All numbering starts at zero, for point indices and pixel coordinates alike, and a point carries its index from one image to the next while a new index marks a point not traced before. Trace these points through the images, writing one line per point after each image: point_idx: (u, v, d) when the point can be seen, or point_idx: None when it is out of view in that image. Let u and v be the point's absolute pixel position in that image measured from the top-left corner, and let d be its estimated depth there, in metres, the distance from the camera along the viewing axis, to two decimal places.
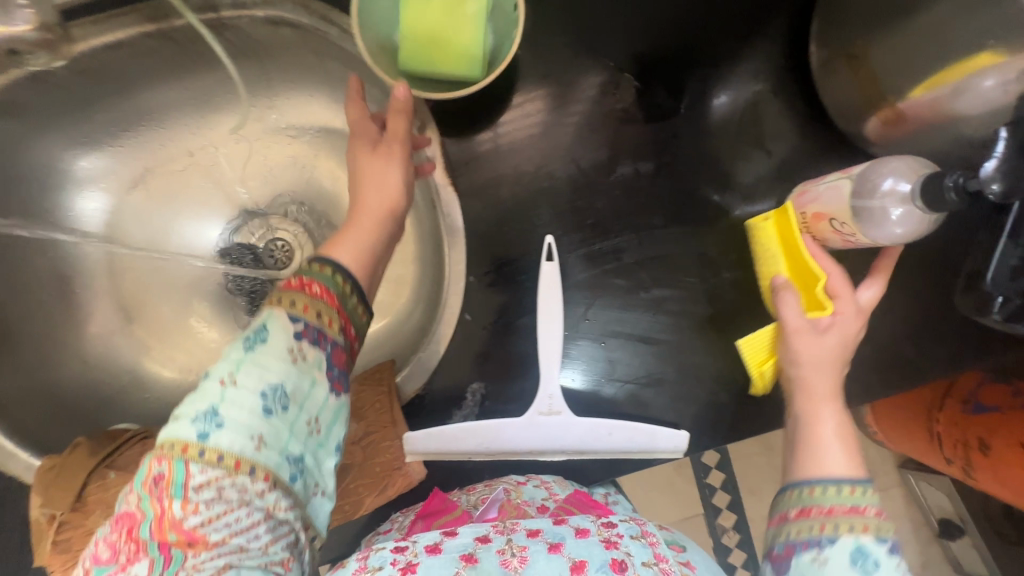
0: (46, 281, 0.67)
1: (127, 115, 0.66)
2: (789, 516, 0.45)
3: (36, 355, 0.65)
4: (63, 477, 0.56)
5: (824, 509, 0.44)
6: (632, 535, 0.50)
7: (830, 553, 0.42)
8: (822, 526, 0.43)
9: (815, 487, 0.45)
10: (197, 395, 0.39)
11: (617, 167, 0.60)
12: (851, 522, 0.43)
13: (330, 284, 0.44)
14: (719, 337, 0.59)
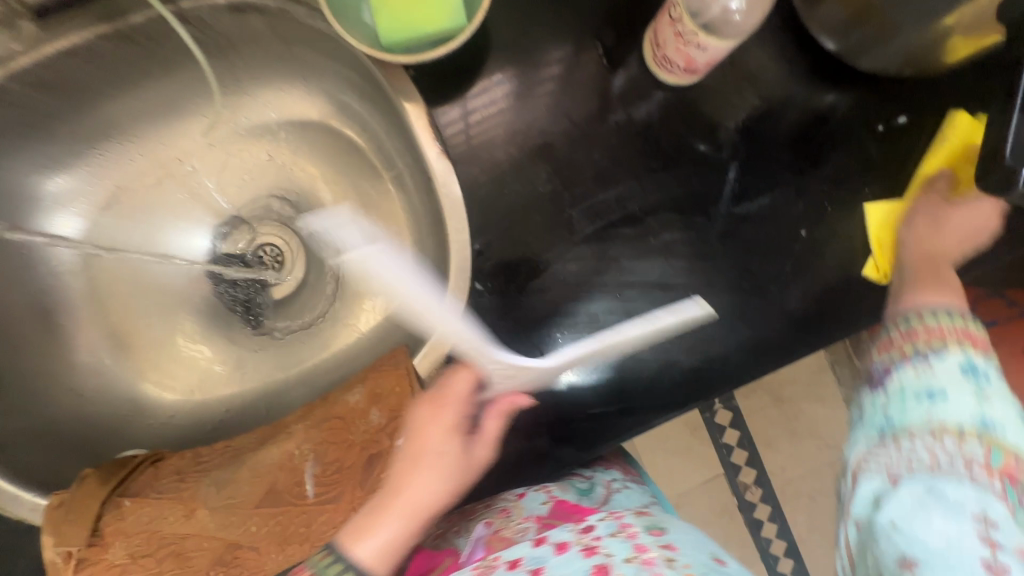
0: (24, 315, 0.63)
1: (91, 131, 0.62)
2: (891, 344, 0.50)
3: (25, 393, 0.61)
4: (76, 511, 0.52)
5: (922, 331, 0.49)
6: (610, 532, 0.50)
7: (935, 365, 0.47)
8: (911, 351, 0.49)
9: (913, 314, 0.51)
10: None
11: (609, 116, 0.59)
12: (957, 341, 0.48)
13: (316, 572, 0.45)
14: (731, 275, 0.59)
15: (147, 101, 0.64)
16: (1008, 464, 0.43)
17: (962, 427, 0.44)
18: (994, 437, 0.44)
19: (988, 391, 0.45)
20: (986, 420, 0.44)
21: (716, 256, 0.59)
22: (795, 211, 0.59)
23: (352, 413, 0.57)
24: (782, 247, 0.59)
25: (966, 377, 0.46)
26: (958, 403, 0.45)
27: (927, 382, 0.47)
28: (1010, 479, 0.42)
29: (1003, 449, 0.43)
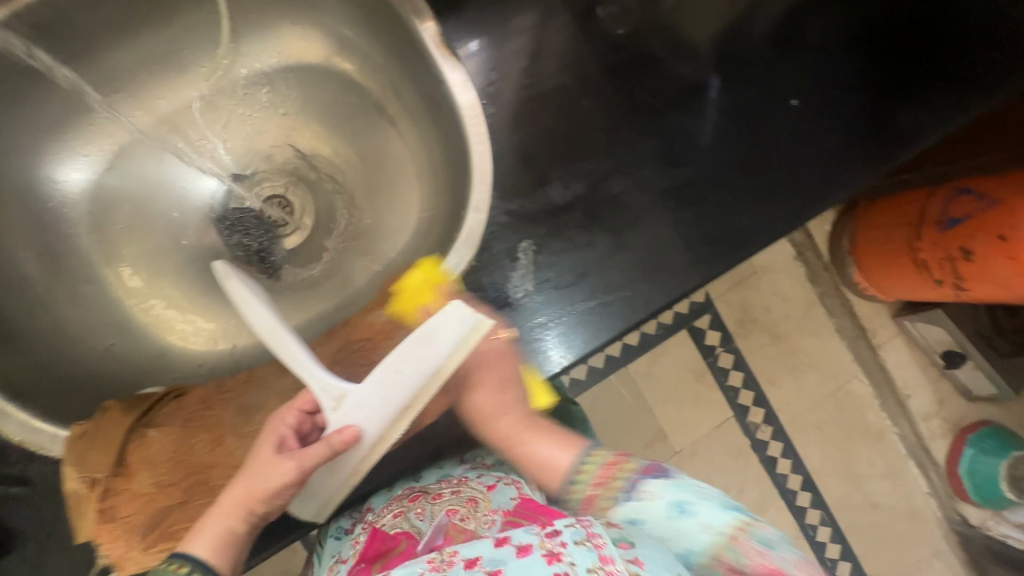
0: (33, 270, 0.61)
1: (93, 81, 0.63)
2: (593, 495, 0.50)
3: (46, 346, 0.59)
4: (100, 438, 0.50)
5: (599, 486, 0.50)
6: (576, 539, 0.44)
7: (626, 532, 0.47)
8: (616, 513, 0.48)
9: (575, 477, 0.51)
10: None
11: (596, 14, 0.64)
12: (608, 488, 0.49)
13: None
14: (738, 148, 0.62)
15: (149, 48, 0.65)
16: (745, 554, 0.45)
17: (706, 558, 0.46)
18: (698, 558, 0.47)
19: (657, 529, 0.47)
20: (686, 548, 0.47)
21: (721, 131, 0.62)
22: (784, 86, 0.64)
23: (378, 332, 0.57)
24: (778, 120, 0.63)
25: (648, 507, 0.47)
26: (677, 526, 0.47)
27: (636, 542, 0.48)
28: (737, 567, 0.45)
29: (720, 540, 0.46)
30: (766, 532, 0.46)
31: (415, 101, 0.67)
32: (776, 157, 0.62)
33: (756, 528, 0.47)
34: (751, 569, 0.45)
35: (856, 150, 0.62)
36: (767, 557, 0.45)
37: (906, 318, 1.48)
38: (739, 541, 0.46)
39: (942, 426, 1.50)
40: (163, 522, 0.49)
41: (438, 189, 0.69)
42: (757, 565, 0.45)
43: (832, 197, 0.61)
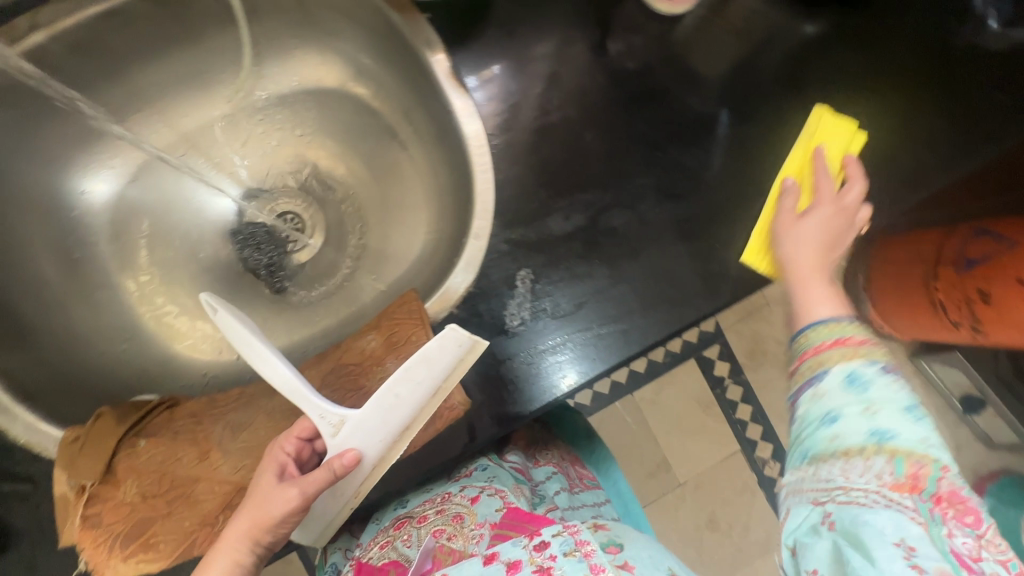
0: (53, 275, 0.64)
1: (123, 99, 0.66)
2: (804, 357, 0.52)
3: (58, 350, 0.61)
4: (91, 446, 0.51)
5: (825, 346, 0.51)
6: (565, 551, 0.50)
7: (825, 387, 0.49)
8: (820, 365, 0.50)
9: (806, 332, 0.53)
10: None
11: (607, 50, 0.65)
12: (836, 353, 0.50)
13: None
14: (742, 185, 0.62)
15: (178, 70, 0.67)
16: (912, 461, 0.45)
17: (899, 446, 0.46)
18: (894, 443, 0.46)
19: (874, 398, 0.48)
20: (836, 416, 0.48)
21: (727, 168, 0.62)
22: (792, 125, 0.64)
23: (367, 359, 0.56)
24: (784, 159, 0.63)
25: (852, 399, 0.48)
26: (898, 416, 0.47)
27: (847, 393, 0.48)
28: (923, 476, 0.45)
29: (924, 451, 0.46)
30: (963, 474, 0.46)
31: (427, 127, 0.69)
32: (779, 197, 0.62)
33: (959, 473, 0.46)
34: (940, 493, 0.44)
35: (864, 192, 0.62)
36: (961, 495, 0.44)
37: (922, 359, 1.45)
38: (924, 477, 0.45)
39: (959, 474, 1.45)
40: (143, 533, 0.50)
41: (443, 214, 0.70)
42: (948, 489, 0.44)
43: (838, 237, 0.62)
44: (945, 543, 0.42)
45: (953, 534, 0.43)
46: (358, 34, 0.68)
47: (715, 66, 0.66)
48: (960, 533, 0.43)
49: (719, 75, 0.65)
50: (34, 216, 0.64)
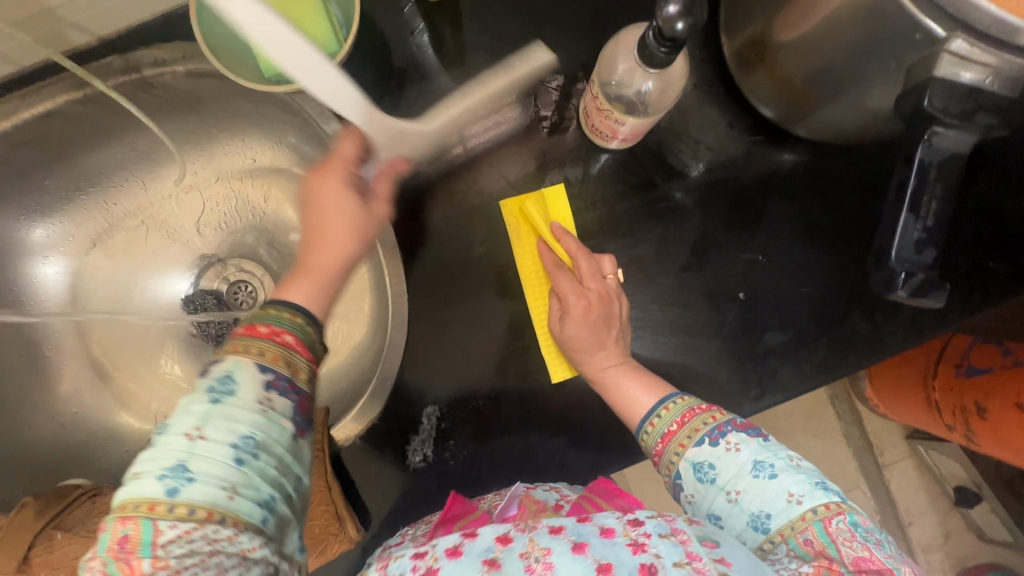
0: (10, 348, 0.68)
1: (74, 182, 0.68)
2: (662, 449, 0.51)
3: (6, 422, 0.66)
4: (9, 540, 0.55)
5: (676, 431, 0.51)
6: (660, 532, 0.42)
7: (692, 491, 0.49)
8: (684, 452, 0.50)
9: (645, 431, 0.53)
10: (157, 451, 0.38)
11: (548, 173, 0.60)
12: (676, 442, 0.50)
13: (297, 331, 0.44)
14: (670, 334, 0.59)
15: (124, 151, 0.68)
16: (803, 542, 0.42)
17: (782, 526, 0.43)
18: (777, 526, 0.44)
19: (725, 481, 0.47)
20: (766, 512, 0.45)
21: (654, 310, 0.59)
22: (738, 272, 0.59)
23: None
24: (720, 313, 0.59)
25: (727, 460, 0.48)
26: (757, 485, 0.46)
27: (704, 485, 0.48)
28: (827, 553, 0.41)
29: (802, 515, 0.43)
30: (855, 518, 0.43)
31: None
32: (708, 351, 0.59)
33: (849, 514, 0.43)
34: (847, 565, 0.40)
35: (807, 350, 0.58)
36: (872, 555, 0.40)
37: (921, 443, 1.37)
38: (830, 530, 0.42)
39: (944, 563, 1.39)
40: None
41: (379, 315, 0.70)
42: (852, 560, 0.40)
43: (770, 394, 0.58)
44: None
45: None
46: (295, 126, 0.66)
47: (671, 197, 0.60)
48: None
49: (672, 208, 0.60)
50: None
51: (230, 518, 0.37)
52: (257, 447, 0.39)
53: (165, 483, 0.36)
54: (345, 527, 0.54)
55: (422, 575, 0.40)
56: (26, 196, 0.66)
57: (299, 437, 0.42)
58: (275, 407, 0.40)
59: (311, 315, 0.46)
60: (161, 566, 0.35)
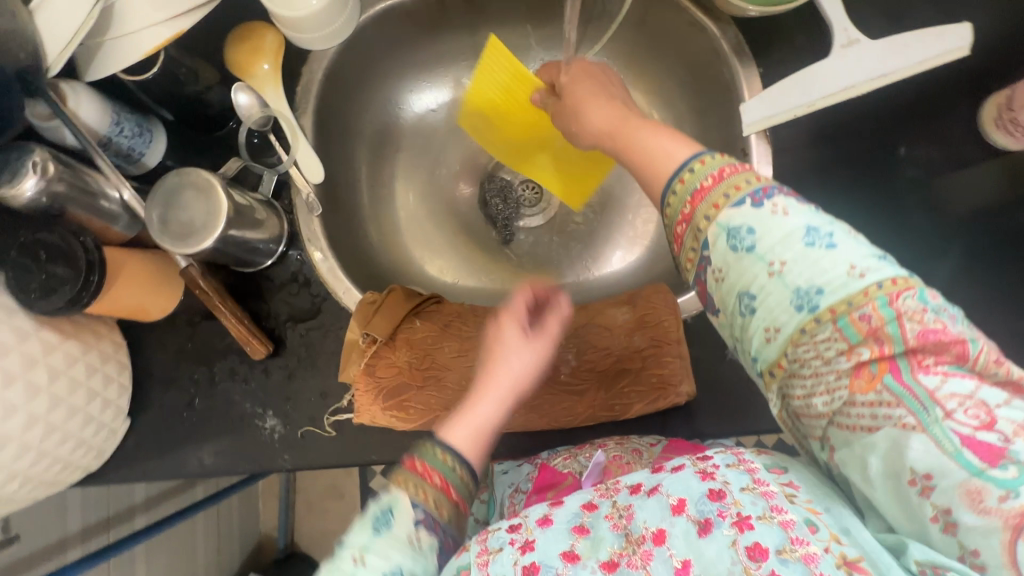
0: (365, 163, 0.77)
1: (463, 46, 0.79)
2: (682, 233, 0.43)
3: (352, 221, 0.74)
4: (386, 312, 0.63)
5: (710, 188, 0.42)
6: (729, 464, 0.43)
7: (721, 265, 0.41)
8: (717, 216, 0.41)
9: (672, 192, 0.44)
10: (332, 563, 0.42)
11: (901, 148, 0.68)
12: (730, 184, 0.41)
13: (449, 474, 0.46)
14: (988, 319, 0.65)
15: (512, 34, 0.78)
16: (858, 319, 0.36)
17: (835, 303, 0.37)
18: (831, 303, 0.37)
19: (766, 249, 0.39)
20: (816, 288, 0.38)
21: (948, 283, 0.66)
22: None
23: (617, 327, 0.64)
24: None
25: (773, 226, 0.39)
26: (807, 256, 0.38)
27: (739, 255, 0.40)
28: (883, 333, 0.36)
29: (863, 292, 0.37)
30: (925, 293, 0.36)
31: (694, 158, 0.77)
32: (1020, 343, 0.64)
33: (918, 288, 0.36)
34: (907, 345, 0.35)
35: None
36: (943, 330, 0.35)
37: None
38: (896, 305, 0.36)
39: None
40: (401, 395, 0.61)
41: None
42: (917, 335, 0.35)
43: None
44: (952, 437, 0.34)
45: (955, 413, 0.34)
46: (671, 49, 0.74)
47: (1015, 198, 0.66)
48: (950, 381, 0.35)
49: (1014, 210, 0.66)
50: (366, 109, 0.76)
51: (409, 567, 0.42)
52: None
53: None
54: (681, 386, 0.61)
55: (516, 548, 0.41)
56: (427, 44, 0.77)
57: (444, 551, 0.45)
58: (424, 541, 0.44)
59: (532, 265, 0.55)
60: None
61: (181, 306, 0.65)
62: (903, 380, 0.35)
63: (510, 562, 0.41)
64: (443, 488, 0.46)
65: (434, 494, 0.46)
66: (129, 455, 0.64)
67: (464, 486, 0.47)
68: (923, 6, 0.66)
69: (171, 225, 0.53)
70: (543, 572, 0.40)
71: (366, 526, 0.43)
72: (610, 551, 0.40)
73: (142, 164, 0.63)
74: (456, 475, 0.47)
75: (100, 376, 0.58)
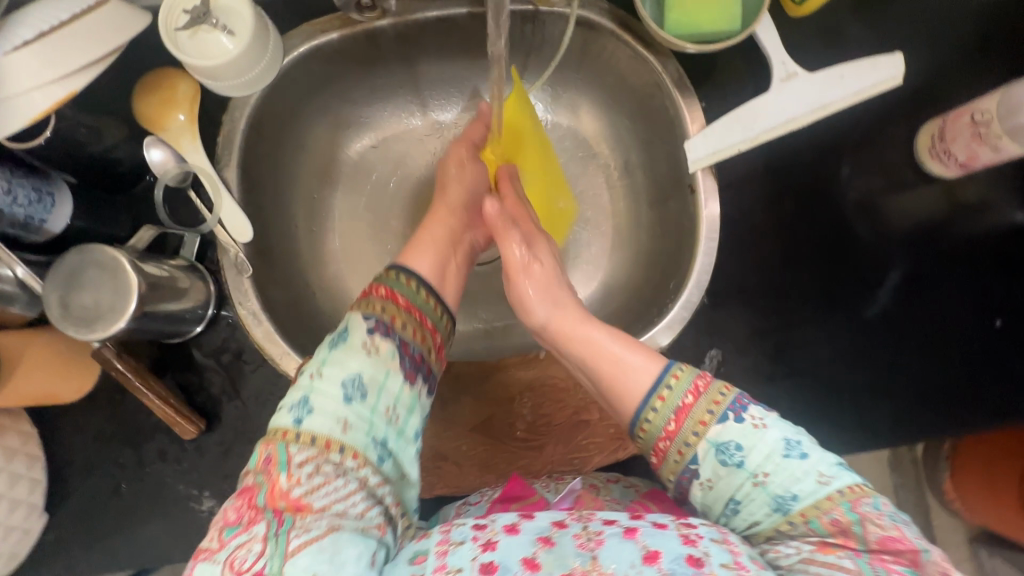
0: (300, 211, 0.73)
1: (399, 82, 0.74)
2: (663, 448, 0.45)
3: (289, 276, 0.69)
4: None
5: (691, 404, 0.44)
6: (714, 537, 0.40)
7: (711, 475, 0.43)
8: (706, 432, 0.43)
9: (652, 410, 0.45)
10: (292, 390, 0.44)
11: (845, 180, 0.68)
12: (696, 419, 0.44)
13: (402, 288, 0.51)
14: (928, 345, 0.67)
15: (450, 69, 0.74)
16: (828, 522, 0.40)
17: (805, 508, 0.41)
18: (801, 507, 0.41)
19: (754, 464, 0.42)
20: (791, 493, 0.41)
21: (890, 309, 0.68)
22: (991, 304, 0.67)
23: (573, 376, 0.63)
24: (972, 339, 0.67)
25: (754, 438, 0.43)
26: (785, 465, 0.42)
27: (726, 468, 0.43)
28: (848, 529, 0.39)
29: (828, 496, 0.40)
30: (880, 502, 0.40)
31: (642, 191, 0.76)
32: (959, 368, 0.66)
33: (874, 496, 0.40)
34: (868, 545, 0.38)
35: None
36: (900, 536, 0.38)
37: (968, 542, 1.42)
38: (858, 511, 0.39)
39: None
40: None
41: (633, 269, 0.76)
42: (877, 538, 0.38)
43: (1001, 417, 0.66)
44: None
45: None
46: (615, 82, 0.73)
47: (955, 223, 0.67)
48: None
49: (955, 235, 0.67)
50: (297, 153, 0.72)
51: (348, 449, 0.42)
52: (365, 386, 0.44)
53: (292, 413, 0.42)
54: (637, 435, 0.61)
55: (477, 545, 0.39)
56: (360, 84, 0.72)
57: (408, 380, 0.47)
58: (382, 350, 0.46)
59: (420, 280, 0.53)
60: (295, 481, 0.40)
61: (98, 384, 0.60)
62: (861, 564, 0.37)
63: (468, 558, 0.39)
64: (412, 309, 0.50)
65: (406, 314, 0.49)
66: (48, 553, 0.58)
67: (430, 306, 0.52)
68: (861, 37, 0.66)
69: (74, 310, 0.48)
70: (500, 573, 0.38)
71: (323, 345, 0.46)
72: (571, 566, 0.38)
73: (46, 231, 0.57)
74: (421, 297, 0.51)
75: (6, 475, 0.53)
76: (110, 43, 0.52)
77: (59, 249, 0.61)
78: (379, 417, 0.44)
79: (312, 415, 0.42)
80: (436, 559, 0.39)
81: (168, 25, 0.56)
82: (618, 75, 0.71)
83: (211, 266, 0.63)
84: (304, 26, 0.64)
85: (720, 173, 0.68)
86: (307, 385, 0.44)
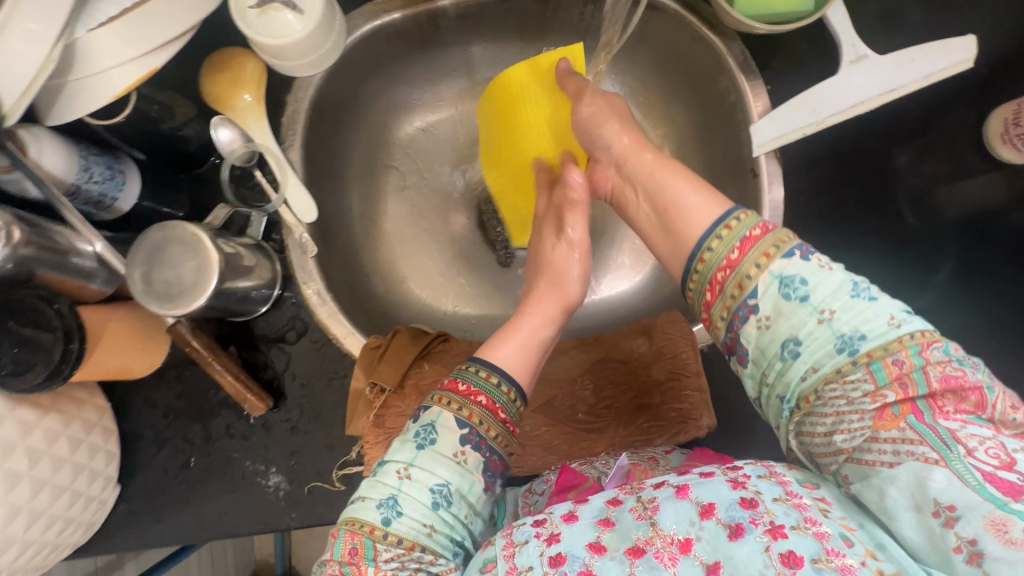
0: (356, 193, 0.73)
1: (455, 65, 0.74)
2: (721, 280, 0.42)
3: (347, 258, 0.69)
4: (390, 357, 0.60)
5: (758, 237, 0.41)
6: (760, 474, 0.40)
7: (771, 312, 0.40)
8: (769, 264, 0.40)
9: (716, 237, 0.43)
10: (376, 483, 0.43)
11: (908, 166, 0.67)
12: (762, 249, 0.41)
13: (492, 389, 0.47)
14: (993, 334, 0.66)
15: (506, 51, 0.74)
16: (891, 364, 0.36)
17: (872, 348, 0.37)
18: (868, 347, 0.37)
19: (819, 299, 0.39)
20: (859, 334, 0.37)
21: (950, 296, 0.67)
22: None
23: (633, 360, 0.62)
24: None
25: (822, 277, 0.39)
26: (854, 306, 0.38)
27: (787, 301, 0.39)
28: (910, 375, 0.36)
29: (897, 339, 0.37)
30: (950, 346, 0.37)
31: (698, 177, 0.75)
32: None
33: (945, 341, 0.37)
34: (931, 388, 0.35)
35: None
36: (963, 376, 0.35)
37: None
38: (926, 355, 0.36)
39: None
40: None
41: None
42: (939, 378, 0.35)
43: None
44: (974, 472, 0.33)
45: (974, 451, 0.33)
46: (673, 65, 0.72)
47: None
48: (966, 426, 0.34)
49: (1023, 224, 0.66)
50: (354, 135, 0.72)
51: (430, 551, 0.42)
52: (452, 494, 0.43)
53: (380, 512, 0.42)
54: (703, 416, 0.59)
55: (543, 540, 0.40)
56: (417, 66, 0.72)
57: (488, 489, 0.46)
58: (469, 461, 0.45)
59: (509, 376, 0.48)
60: None
61: (168, 360, 0.61)
62: (921, 425, 0.35)
63: (536, 555, 0.39)
64: (496, 411, 0.46)
65: (485, 412, 0.46)
66: (120, 525, 0.59)
67: (510, 402, 0.48)
68: (931, 20, 0.65)
69: (156, 284, 0.49)
70: (568, 563, 0.38)
71: (410, 442, 0.45)
72: (636, 539, 0.38)
73: (114, 208, 0.58)
74: (503, 394, 0.47)
75: (85, 447, 0.54)
76: (189, 21, 0.52)
77: (128, 227, 0.61)
78: (457, 520, 0.44)
79: (400, 517, 0.41)
80: (505, 561, 0.40)
81: (239, 3, 0.56)
82: (678, 58, 0.71)
83: (276, 245, 0.64)
84: (368, 7, 0.64)
85: (783, 157, 0.67)
86: (394, 485, 0.43)
